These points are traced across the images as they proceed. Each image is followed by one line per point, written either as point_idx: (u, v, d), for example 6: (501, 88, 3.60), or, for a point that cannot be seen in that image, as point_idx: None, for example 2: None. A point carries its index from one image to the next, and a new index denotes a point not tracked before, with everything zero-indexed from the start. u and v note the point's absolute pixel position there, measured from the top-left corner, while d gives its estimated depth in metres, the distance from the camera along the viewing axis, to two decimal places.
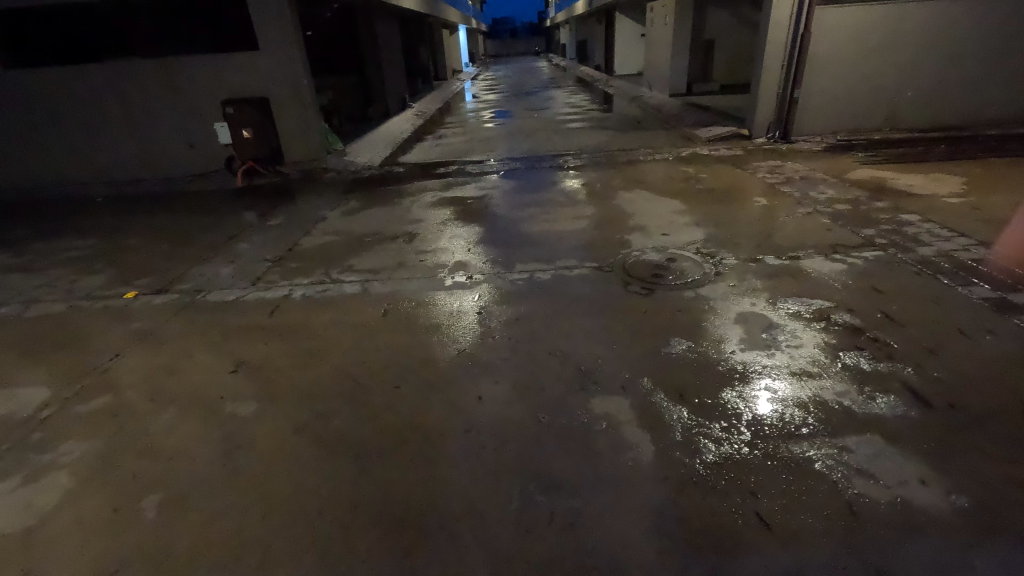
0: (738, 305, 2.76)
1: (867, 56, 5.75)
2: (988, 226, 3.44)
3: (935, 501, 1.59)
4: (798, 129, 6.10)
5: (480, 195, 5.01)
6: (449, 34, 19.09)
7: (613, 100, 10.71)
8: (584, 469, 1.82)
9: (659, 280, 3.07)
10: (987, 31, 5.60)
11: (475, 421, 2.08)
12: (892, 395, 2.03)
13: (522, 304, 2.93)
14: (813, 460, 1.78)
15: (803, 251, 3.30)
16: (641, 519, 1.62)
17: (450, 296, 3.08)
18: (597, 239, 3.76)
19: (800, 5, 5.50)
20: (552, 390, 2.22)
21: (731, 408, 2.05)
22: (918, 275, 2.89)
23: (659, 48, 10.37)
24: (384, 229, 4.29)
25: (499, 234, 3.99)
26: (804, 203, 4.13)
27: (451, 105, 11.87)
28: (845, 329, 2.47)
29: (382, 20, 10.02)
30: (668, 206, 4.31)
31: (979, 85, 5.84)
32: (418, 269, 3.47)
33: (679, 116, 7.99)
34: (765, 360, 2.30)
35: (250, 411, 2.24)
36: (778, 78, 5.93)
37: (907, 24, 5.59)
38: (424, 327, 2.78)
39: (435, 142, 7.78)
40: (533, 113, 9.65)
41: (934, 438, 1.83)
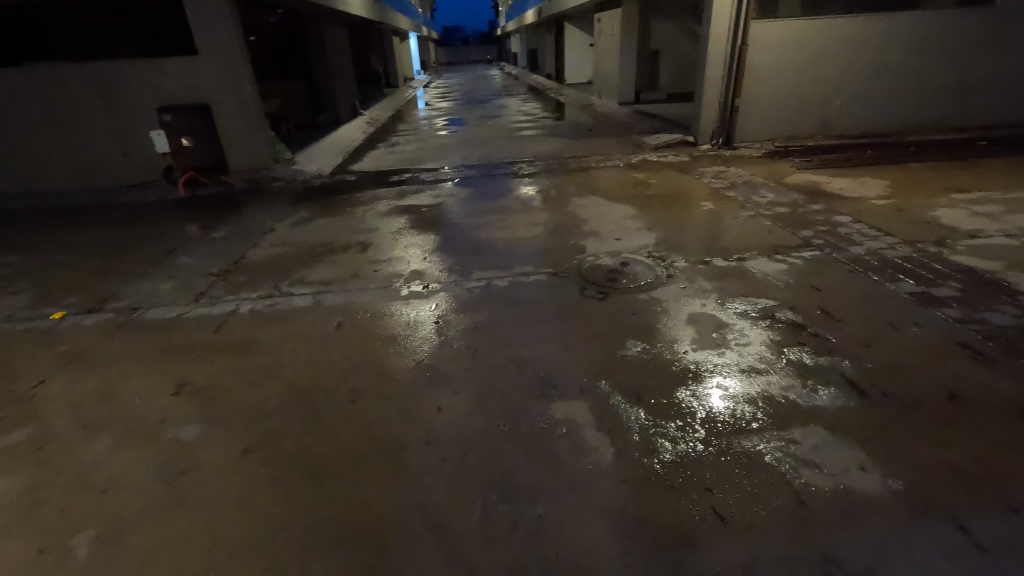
0: (689, 305, 2.85)
1: (800, 68, 6.11)
2: (911, 226, 3.72)
3: (875, 487, 1.69)
4: (740, 137, 6.41)
5: (435, 203, 4.97)
6: (400, 42, 18.94)
7: (564, 108, 10.93)
8: (544, 475, 1.82)
9: (613, 284, 3.14)
10: (904, 46, 6.07)
11: (435, 432, 2.05)
12: (833, 386, 2.15)
13: (480, 312, 2.92)
14: (763, 453, 1.85)
15: (748, 252, 3.46)
16: (603, 522, 1.63)
17: (407, 306, 3.03)
18: (553, 245, 3.80)
19: (736, 19, 5.78)
20: (511, 398, 2.21)
21: (686, 407, 2.11)
22: (852, 273, 3.08)
23: (608, 58, 10.65)
24: (336, 239, 4.18)
25: (455, 242, 3.97)
26: (747, 207, 4.33)
27: (404, 112, 11.76)
28: (788, 326, 2.60)
29: (329, 26, 9.82)
30: (620, 211, 4.41)
31: (899, 95, 6.32)
32: (372, 280, 3.40)
33: (628, 124, 8.23)
34: (716, 358, 2.39)
35: (194, 434, 2.12)
36: (719, 87, 6.21)
37: (833, 37, 5.98)
38: (380, 338, 2.72)
39: (387, 149, 7.67)
40: (487, 121, 9.72)
41: (871, 426, 1.94)
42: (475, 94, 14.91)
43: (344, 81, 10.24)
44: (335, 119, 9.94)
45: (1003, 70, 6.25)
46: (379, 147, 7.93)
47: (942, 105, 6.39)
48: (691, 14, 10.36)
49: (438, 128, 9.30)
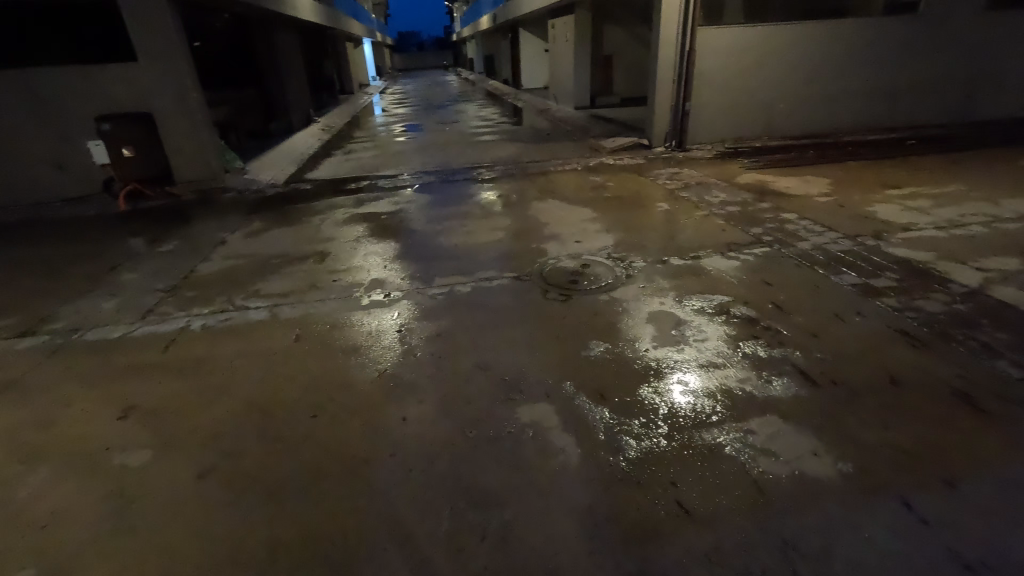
0: (649, 304, 2.92)
1: (745, 72, 6.37)
2: (851, 220, 3.93)
3: (827, 471, 1.77)
4: (691, 139, 6.62)
5: (395, 210, 4.90)
6: (354, 48, 18.67)
7: (522, 113, 11.01)
8: (512, 479, 1.82)
9: (575, 286, 3.18)
10: (839, 51, 6.43)
11: (401, 443, 2.02)
12: (785, 377, 2.25)
13: (443, 319, 2.89)
14: (723, 445, 1.91)
15: (703, 250, 3.57)
16: (571, 522, 1.65)
17: (369, 316, 2.97)
18: (515, 249, 3.81)
19: (683, 25, 5.98)
20: (477, 404, 2.20)
21: (649, 403, 2.15)
22: (800, 267, 3.23)
23: (563, 63, 10.83)
24: (292, 249, 4.07)
25: (416, 249, 3.92)
26: (700, 207, 4.47)
27: (360, 119, 11.57)
28: (742, 321, 2.70)
29: (278, 31, 9.57)
30: (579, 214, 4.48)
31: (836, 97, 6.68)
32: (332, 290, 3.32)
33: (585, 128, 8.37)
34: (676, 355, 2.45)
35: (143, 459, 2.01)
36: (670, 91, 6.39)
37: (774, 43, 6.27)
38: (341, 349, 2.66)
39: (343, 157, 7.52)
40: (445, 127, 9.69)
41: (821, 412, 2.03)
42: (432, 99, 14.84)
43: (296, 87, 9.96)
44: (288, 127, 9.69)
45: (927, 74, 6.70)
46: (335, 154, 7.77)
47: (875, 107, 6.80)
48: (641, 19, 10.63)
49: (396, 134, 9.20)
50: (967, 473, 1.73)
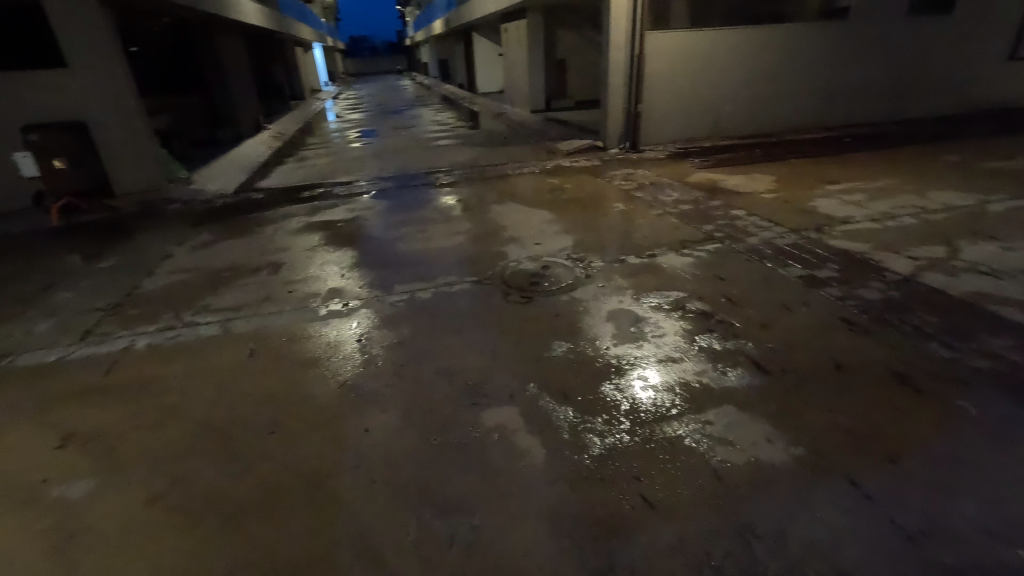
0: (608, 302, 2.97)
1: (693, 75, 6.58)
2: (795, 215, 4.12)
3: (779, 455, 1.85)
4: (644, 140, 6.80)
5: (351, 218, 4.81)
6: (304, 52, 18.20)
7: (478, 117, 11.03)
8: (478, 484, 1.81)
9: (536, 288, 3.20)
10: (778, 54, 6.74)
11: (364, 454, 1.97)
12: (739, 367, 2.34)
13: (404, 326, 2.86)
14: (683, 437, 1.97)
15: (659, 248, 3.66)
16: (538, 523, 1.65)
17: (328, 326, 2.90)
18: (475, 253, 3.81)
19: (632, 29, 6.13)
20: (440, 410, 2.19)
21: (611, 400, 2.19)
22: (749, 262, 3.36)
23: (517, 67, 11.01)
24: (244, 261, 3.93)
25: (375, 257, 3.85)
26: (654, 206, 4.59)
27: (312, 125, 11.31)
28: (697, 315, 2.78)
29: (222, 35, 9.23)
30: (538, 216, 4.52)
31: (777, 98, 7.00)
32: (287, 301, 3.23)
33: (542, 131, 8.45)
34: (636, 351, 2.50)
35: (87, 489, 1.90)
36: (622, 94, 6.52)
37: (718, 47, 6.52)
38: (299, 362, 2.58)
39: (296, 164, 7.32)
40: (401, 132, 9.59)
41: (774, 400, 2.12)
42: (387, 105, 14.67)
43: (243, 94, 9.67)
44: (236, 135, 9.35)
45: (859, 76, 7.11)
46: (287, 161, 7.55)
47: (813, 107, 7.17)
48: (592, 24, 10.83)
49: (351, 140, 9.03)
50: (907, 450, 1.83)
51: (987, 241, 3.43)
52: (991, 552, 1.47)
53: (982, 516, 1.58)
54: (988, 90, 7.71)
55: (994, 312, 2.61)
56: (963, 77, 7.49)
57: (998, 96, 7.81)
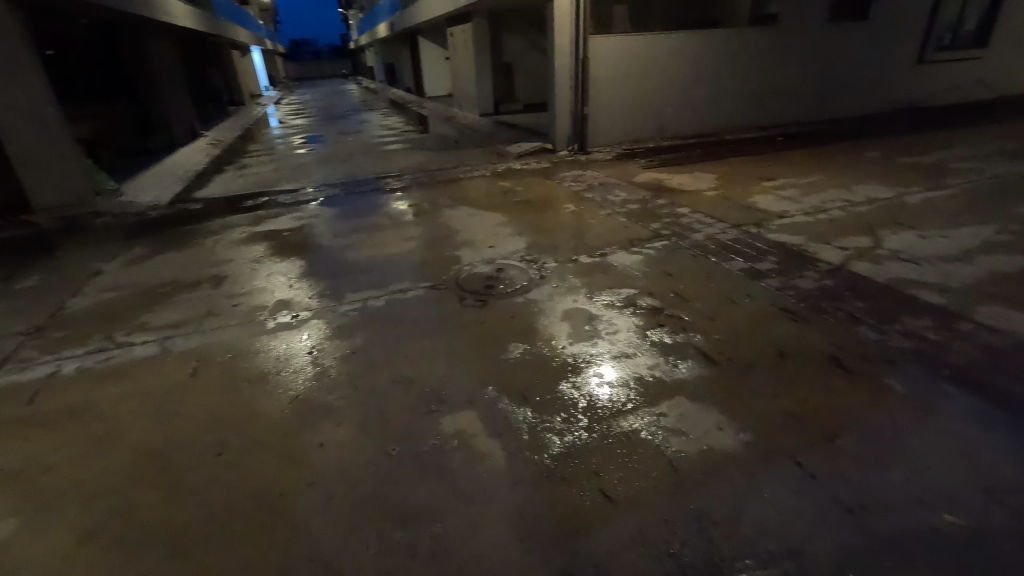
0: (563, 302, 3.01)
1: (636, 78, 6.78)
2: (735, 211, 4.32)
3: (730, 442, 1.92)
4: (592, 142, 6.94)
5: (298, 226, 4.65)
6: (241, 55, 17.50)
7: (427, 120, 10.95)
8: (439, 492, 1.79)
9: (491, 290, 3.20)
10: (714, 58, 7.04)
11: (320, 470, 1.91)
12: (689, 359, 2.42)
13: (357, 335, 2.79)
14: (639, 430, 2.02)
15: (609, 247, 3.75)
16: (501, 526, 1.65)
17: (277, 340, 2.79)
18: (428, 258, 3.77)
19: (576, 34, 6.24)
20: (398, 419, 2.15)
21: (569, 398, 2.21)
22: (695, 257, 3.49)
23: (463, 71, 11.05)
24: (182, 275, 3.72)
25: (324, 266, 3.74)
26: (604, 206, 4.69)
27: (253, 131, 10.87)
28: (648, 311, 2.86)
29: (150, 38, 8.74)
30: (490, 219, 4.52)
31: (715, 100, 7.32)
32: (232, 316, 3.09)
33: (491, 134, 8.48)
34: (592, 349, 2.55)
35: (9, 530, 1.74)
36: (569, 97, 6.62)
37: (659, 50, 6.74)
38: (246, 378, 2.47)
39: (236, 172, 7.01)
40: (348, 137, 9.38)
41: (723, 389, 2.21)
42: (332, 109, 14.32)
43: (175, 100, 9.18)
44: (170, 143, 8.87)
45: (788, 78, 7.54)
46: (227, 170, 7.22)
47: (748, 109, 7.54)
48: (537, 28, 10.96)
49: (295, 147, 8.74)
50: (844, 429, 1.95)
51: (905, 230, 3.71)
52: (922, 519, 1.59)
53: (912, 485, 1.70)
54: (901, 91, 8.36)
55: (913, 296, 2.82)
56: (878, 79, 8.09)
57: (910, 96, 8.48)
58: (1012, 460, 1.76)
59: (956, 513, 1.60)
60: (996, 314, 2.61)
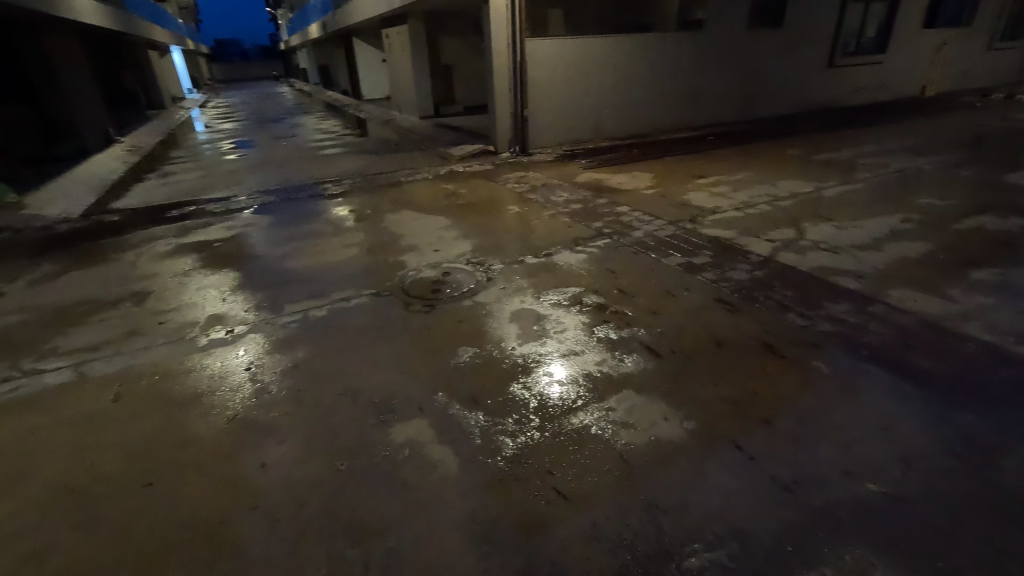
0: (511, 303, 3.02)
1: (573, 81, 6.90)
2: (671, 208, 4.49)
3: (675, 431, 1.99)
4: (533, 143, 7.02)
5: (230, 236, 4.41)
6: (160, 55, 16.40)
7: (366, 124, 10.71)
8: (392, 504, 1.74)
9: (438, 295, 3.16)
10: (646, 62, 7.30)
11: (262, 491, 1.81)
12: (635, 353, 2.49)
13: (299, 349, 2.67)
14: (589, 427, 2.05)
15: (554, 247, 3.79)
16: (456, 533, 1.63)
17: (211, 357, 2.63)
18: (372, 265, 3.67)
19: (512, 36, 6.29)
20: (346, 432, 2.07)
21: (520, 400, 2.22)
22: (636, 254, 3.60)
23: (401, 73, 10.87)
24: (99, 293, 3.43)
25: (261, 276, 3.57)
26: (548, 206, 4.75)
27: (176, 137, 10.22)
28: (594, 308, 2.92)
29: (53, 38, 8.04)
30: (435, 223, 4.47)
31: (649, 102, 7.60)
32: (158, 334, 2.87)
33: (432, 138, 8.40)
34: (541, 349, 2.57)
35: None
36: (508, 100, 6.67)
37: (594, 53, 6.90)
38: (175, 401, 2.31)
39: (159, 180, 6.56)
40: (281, 141, 9.00)
41: (667, 381, 2.28)
42: (263, 113, 13.71)
43: (85, 105, 8.49)
44: (81, 150, 8.18)
45: (715, 81, 7.94)
46: (148, 178, 6.74)
47: (679, 110, 7.88)
48: (474, 31, 10.95)
49: (224, 152, 8.29)
50: (778, 411, 2.07)
51: (824, 222, 3.99)
52: (849, 490, 1.71)
53: (840, 459, 1.83)
54: (816, 92, 9.00)
55: (834, 283, 3.04)
56: (794, 82, 8.68)
57: (823, 98, 9.15)
58: (924, 429, 1.93)
59: (878, 482, 1.73)
60: (904, 296, 2.85)
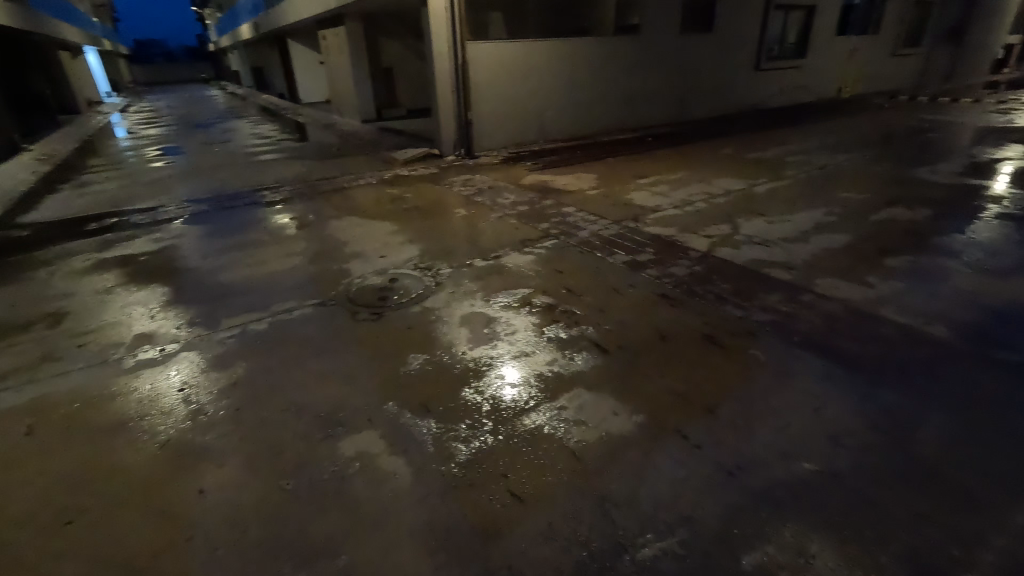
0: (460, 308, 2.99)
1: (515, 83, 6.95)
2: (615, 208, 4.61)
3: (626, 426, 2.04)
4: (479, 146, 7.01)
5: (158, 249, 4.13)
6: (73, 57, 15.20)
7: (305, 128, 10.36)
8: (343, 521, 1.68)
9: (385, 302, 3.09)
10: (586, 65, 7.46)
11: (202, 519, 1.71)
12: (584, 351, 2.53)
13: (238, 365, 2.53)
14: (542, 427, 2.06)
15: (503, 249, 3.80)
16: (410, 546, 1.59)
17: (140, 380, 2.46)
18: (315, 273, 3.55)
19: (453, 39, 6.27)
20: (292, 450, 1.98)
21: (472, 404, 2.20)
22: (583, 253, 3.66)
23: (340, 75, 10.58)
24: (9, 316, 3.13)
25: (194, 290, 3.37)
26: (495, 209, 4.75)
27: (95, 144, 9.50)
28: (543, 308, 2.95)
29: None
30: (380, 228, 4.38)
31: (590, 104, 7.77)
32: (78, 358, 2.65)
33: (375, 142, 8.22)
34: (492, 352, 2.56)
35: None
36: (452, 103, 6.63)
37: (535, 56, 6.98)
38: (99, 430, 2.13)
39: (76, 191, 6.07)
40: (213, 147, 8.56)
41: (617, 376, 2.33)
42: (193, 118, 13.00)
43: None
44: None
45: (652, 84, 8.23)
46: (63, 188, 6.22)
47: (619, 111, 8.11)
48: (414, 33, 10.82)
49: (149, 159, 7.78)
50: (720, 400, 2.15)
51: (756, 217, 4.21)
52: (787, 470, 1.80)
53: (778, 442, 1.92)
54: (744, 95, 9.50)
55: (767, 275, 3.20)
56: (725, 85, 9.12)
57: (751, 100, 9.67)
58: (850, 408, 2.07)
59: (812, 461, 1.84)
60: (830, 285, 3.05)
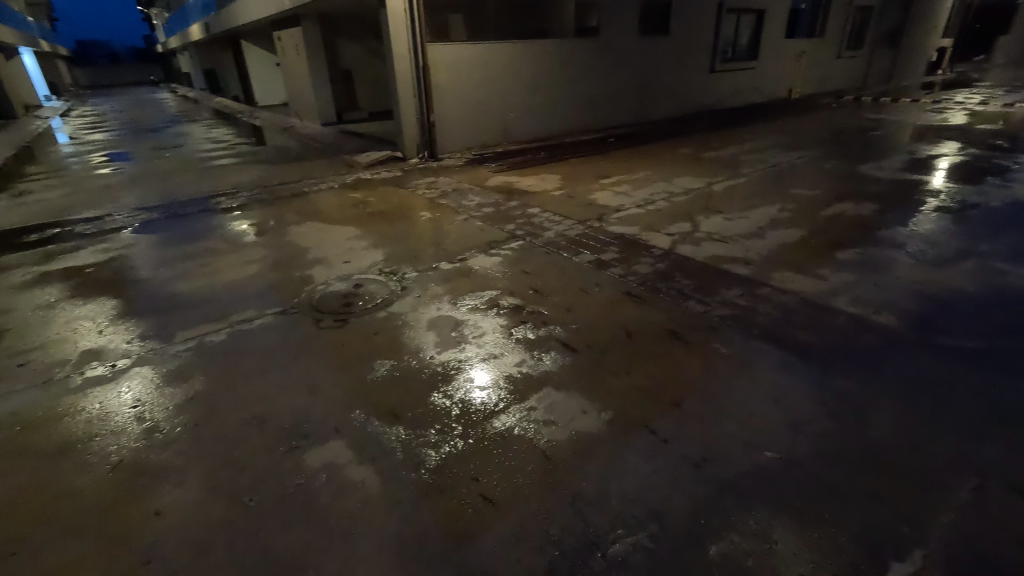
0: (427, 312, 2.97)
1: (477, 86, 6.94)
2: (579, 208, 4.66)
3: (594, 423, 2.06)
4: (442, 148, 6.97)
5: (106, 260, 3.93)
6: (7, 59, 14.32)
7: (262, 132, 10.06)
8: (309, 534, 1.64)
9: (350, 308, 3.03)
10: (547, 67, 7.53)
11: (161, 542, 1.63)
12: (552, 351, 2.54)
13: (196, 378, 2.44)
14: (512, 428, 2.06)
15: (469, 251, 3.79)
16: (381, 556, 1.56)
17: (89, 398, 2.33)
18: (276, 281, 3.45)
19: (413, 42, 6.22)
20: (254, 465, 1.92)
21: (442, 409, 2.18)
22: (549, 254, 3.69)
23: (298, 77, 10.33)
24: None
25: (146, 302, 3.22)
26: (460, 211, 4.73)
27: (33, 150, 8.96)
28: (511, 310, 2.95)
29: None
30: (343, 233, 4.29)
31: (552, 106, 7.84)
32: (17, 379, 2.49)
33: (336, 145, 8.06)
34: (460, 355, 2.55)
35: None
36: (414, 105, 6.57)
37: (497, 58, 6.99)
38: (43, 453, 2.01)
39: (13, 200, 5.71)
40: (164, 152, 8.20)
41: (584, 375, 2.36)
42: (142, 121, 12.45)
43: None
44: None
45: (612, 86, 8.36)
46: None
47: (581, 113, 8.21)
48: (373, 35, 10.68)
49: (94, 166, 7.40)
50: (685, 394, 2.20)
51: (715, 214, 4.34)
52: (751, 459, 1.86)
53: (741, 433, 1.98)
54: (701, 95, 9.77)
55: (726, 270, 3.30)
56: (682, 86, 9.36)
57: (708, 101, 9.95)
58: (808, 396, 2.15)
59: (774, 449, 1.90)
60: (785, 278, 3.16)
